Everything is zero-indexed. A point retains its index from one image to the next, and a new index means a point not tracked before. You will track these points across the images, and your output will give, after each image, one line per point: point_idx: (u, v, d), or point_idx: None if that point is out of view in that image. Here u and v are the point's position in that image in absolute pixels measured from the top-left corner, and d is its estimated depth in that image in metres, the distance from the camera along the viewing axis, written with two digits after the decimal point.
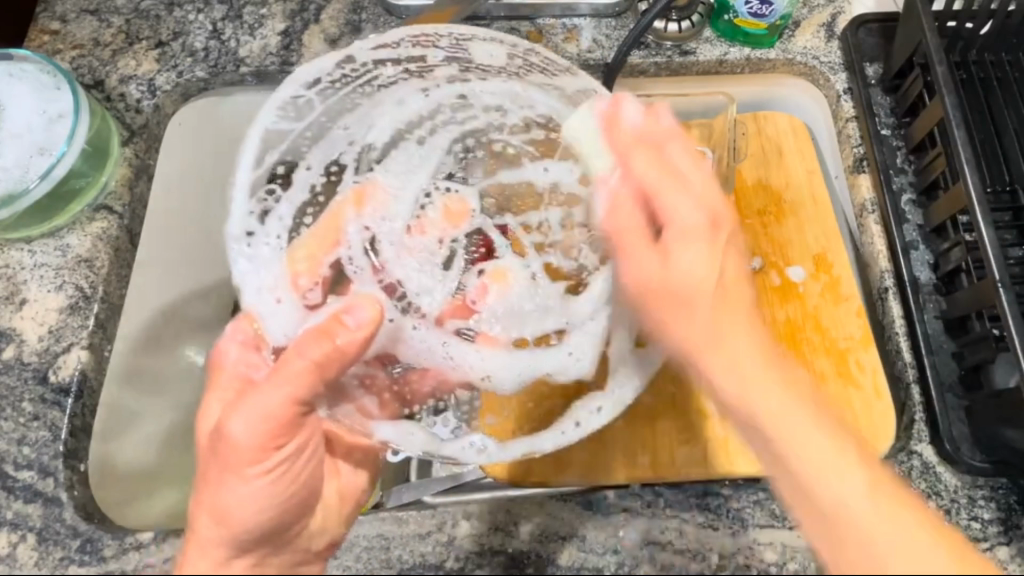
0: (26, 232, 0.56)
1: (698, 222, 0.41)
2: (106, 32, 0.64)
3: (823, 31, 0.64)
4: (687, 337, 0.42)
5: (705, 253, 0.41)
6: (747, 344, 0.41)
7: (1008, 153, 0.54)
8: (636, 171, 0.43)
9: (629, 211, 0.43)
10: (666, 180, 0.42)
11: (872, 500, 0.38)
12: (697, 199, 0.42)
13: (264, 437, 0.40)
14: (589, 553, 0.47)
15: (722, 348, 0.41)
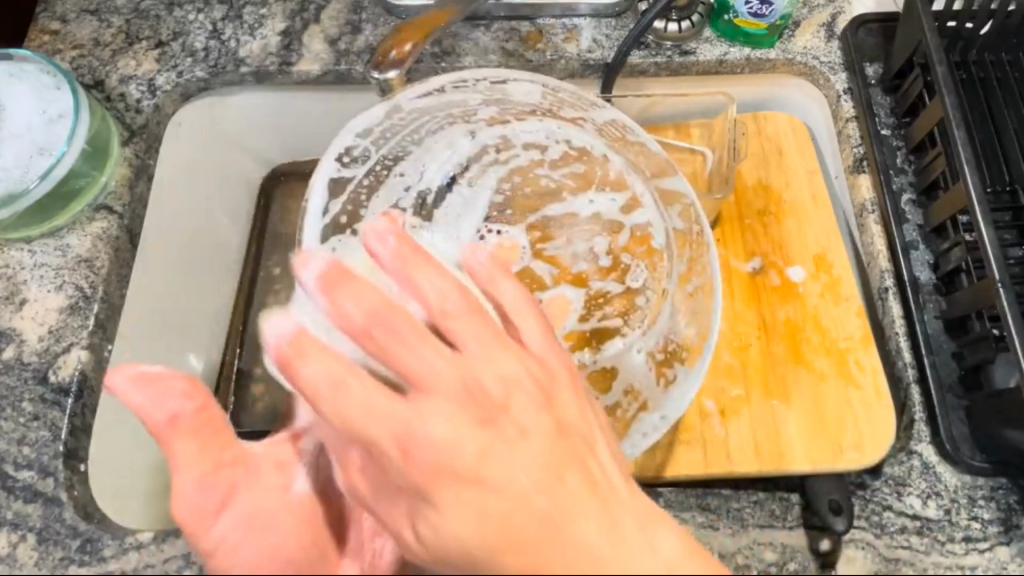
0: (26, 232, 0.56)
1: (450, 376, 0.36)
2: (106, 32, 0.64)
3: (823, 31, 0.64)
4: (530, 508, 0.35)
5: (481, 342, 0.37)
6: (528, 471, 0.36)
7: (1008, 153, 0.54)
8: (348, 411, 0.35)
9: (317, 366, 0.35)
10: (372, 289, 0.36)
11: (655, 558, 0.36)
12: (445, 396, 0.35)
13: (206, 480, 0.38)
14: None
15: (460, 488, 0.35)
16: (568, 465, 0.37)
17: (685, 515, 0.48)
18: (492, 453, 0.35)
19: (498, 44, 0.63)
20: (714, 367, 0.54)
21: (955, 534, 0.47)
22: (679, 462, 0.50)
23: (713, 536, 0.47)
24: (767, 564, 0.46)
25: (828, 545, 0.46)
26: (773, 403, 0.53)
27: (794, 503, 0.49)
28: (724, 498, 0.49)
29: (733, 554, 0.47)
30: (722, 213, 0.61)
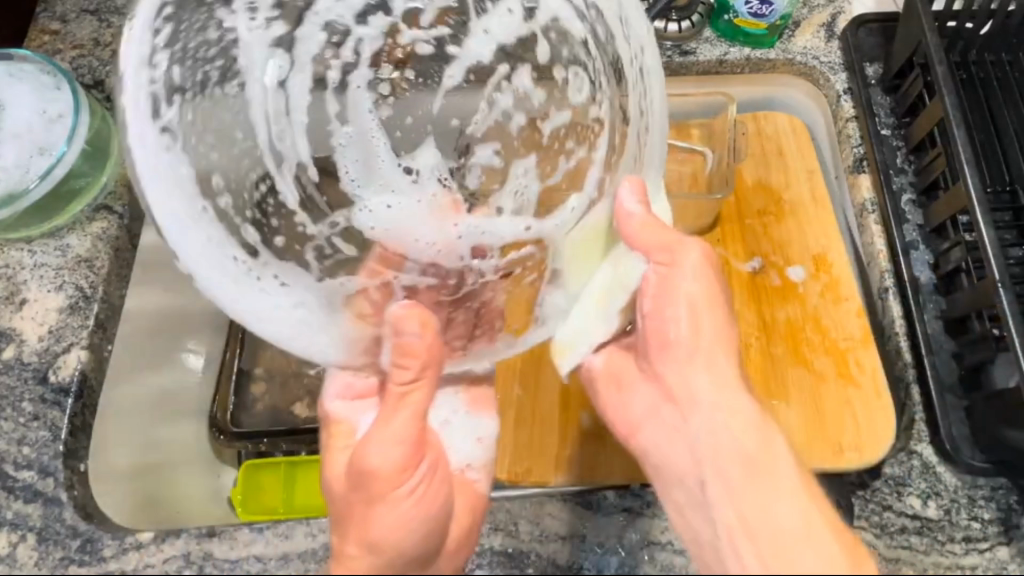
0: (26, 232, 0.56)
1: (710, 395, 0.45)
2: (106, 32, 0.64)
3: (823, 32, 0.64)
4: (752, 460, 0.42)
5: (707, 310, 0.46)
6: (735, 422, 0.44)
7: (1008, 153, 0.54)
8: (674, 350, 0.46)
9: (678, 313, 0.46)
10: (691, 305, 0.46)
11: (764, 444, 0.43)
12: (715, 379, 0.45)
13: (397, 477, 0.42)
14: (589, 553, 0.47)
15: (707, 405, 0.45)
16: (798, 487, 0.41)
17: None
18: (685, 326, 0.46)
19: None
20: None
21: (956, 534, 0.47)
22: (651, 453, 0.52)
23: None
24: None
25: None
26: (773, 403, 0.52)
27: None
28: None
29: None
30: (722, 213, 0.61)
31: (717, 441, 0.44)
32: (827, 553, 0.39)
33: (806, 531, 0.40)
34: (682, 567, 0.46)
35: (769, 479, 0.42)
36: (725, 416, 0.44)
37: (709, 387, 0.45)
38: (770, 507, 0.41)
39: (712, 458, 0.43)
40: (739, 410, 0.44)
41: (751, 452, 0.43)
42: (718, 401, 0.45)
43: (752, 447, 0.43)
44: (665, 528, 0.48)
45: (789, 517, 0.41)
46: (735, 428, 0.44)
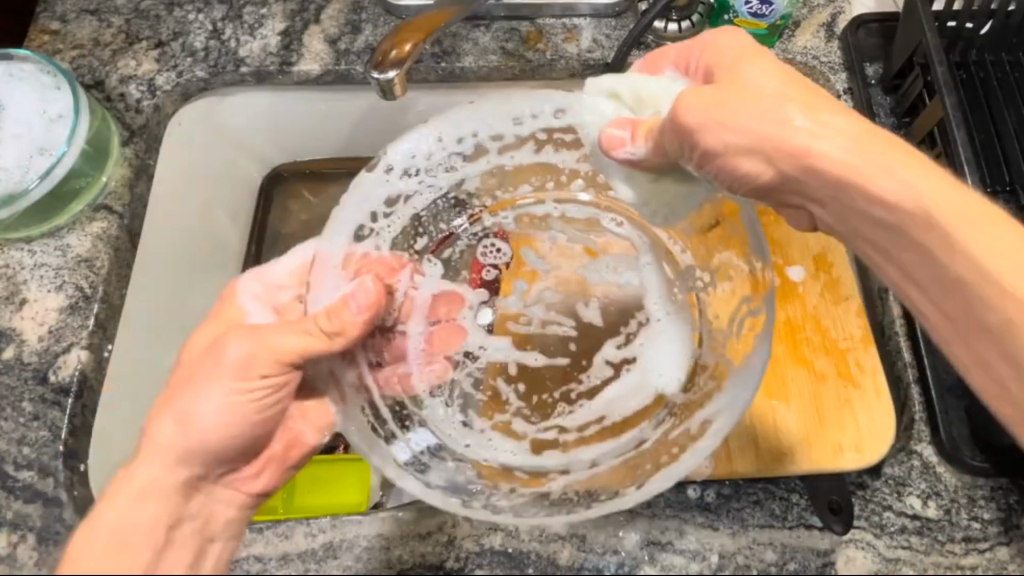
0: (26, 232, 0.56)
1: (870, 160, 0.39)
2: (106, 31, 0.64)
3: (823, 32, 0.64)
4: (946, 228, 0.39)
5: (884, 165, 0.39)
6: (945, 203, 0.39)
7: (1008, 153, 0.54)
8: (745, 125, 0.40)
9: (768, 121, 0.40)
10: (818, 135, 0.39)
11: (954, 189, 0.39)
12: (876, 158, 0.39)
13: (231, 406, 0.43)
14: (589, 553, 0.47)
15: (874, 191, 0.39)
16: (1007, 235, 0.39)
17: (685, 516, 0.48)
18: (817, 139, 0.39)
19: (498, 44, 0.63)
20: None
21: (955, 534, 0.47)
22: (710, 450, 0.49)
23: (714, 536, 0.48)
24: (766, 564, 0.47)
25: (827, 545, 0.47)
26: (772, 404, 0.51)
27: (794, 503, 0.48)
28: (724, 498, 0.49)
29: (734, 554, 0.47)
30: None
31: (874, 183, 0.39)
32: None
33: None
34: (682, 567, 0.47)
35: (949, 228, 0.39)
36: (902, 164, 0.39)
37: (895, 190, 0.39)
38: (1009, 283, 0.38)
39: (914, 218, 0.39)
40: (905, 168, 0.39)
41: (940, 217, 0.39)
42: (890, 173, 0.39)
43: (896, 160, 0.39)
44: (665, 528, 0.48)
45: None
46: (911, 182, 0.39)
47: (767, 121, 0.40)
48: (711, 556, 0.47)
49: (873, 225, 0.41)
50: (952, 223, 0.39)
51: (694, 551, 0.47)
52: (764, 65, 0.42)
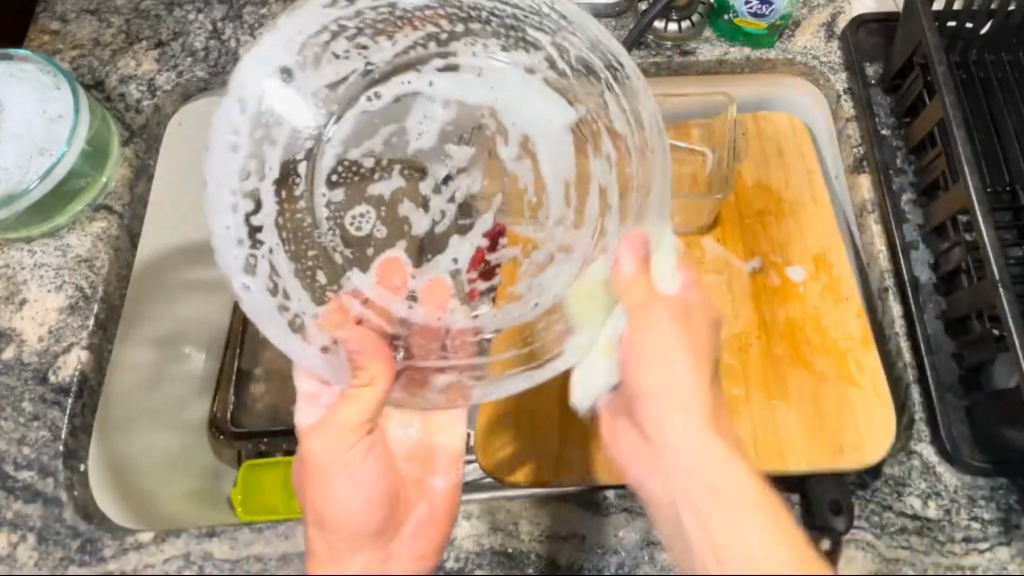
0: (26, 232, 0.56)
1: (694, 435, 0.44)
2: (106, 32, 0.64)
3: (823, 32, 0.64)
4: (710, 501, 0.43)
5: (683, 409, 0.45)
6: (696, 456, 0.44)
7: (1008, 153, 0.54)
8: (648, 345, 0.46)
9: (664, 323, 0.46)
10: (670, 370, 0.45)
11: (767, 513, 0.42)
12: (684, 374, 0.45)
13: (367, 483, 0.43)
14: (589, 553, 0.47)
15: (689, 419, 0.45)
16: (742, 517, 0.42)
17: None
18: (667, 372, 0.45)
19: None
20: None
21: (956, 534, 0.47)
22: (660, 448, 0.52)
23: None
24: None
25: (828, 545, 0.47)
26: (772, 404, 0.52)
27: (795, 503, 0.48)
28: None
29: None
30: (722, 213, 0.61)
31: (668, 438, 0.44)
32: (797, 567, 0.40)
33: (794, 570, 0.40)
34: None
35: (736, 569, 0.41)
36: (714, 467, 0.43)
37: (685, 446, 0.44)
38: (757, 566, 0.40)
39: (719, 502, 0.43)
40: (702, 436, 0.44)
41: (723, 549, 0.41)
42: (689, 450, 0.44)
43: (741, 479, 0.43)
44: None
45: (763, 563, 0.40)
46: (697, 442, 0.44)
47: (661, 316, 0.46)
48: None
49: (681, 410, 0.45)
50: (717, 494, 0.42)
51: None
52: (654, 348, 0.46)
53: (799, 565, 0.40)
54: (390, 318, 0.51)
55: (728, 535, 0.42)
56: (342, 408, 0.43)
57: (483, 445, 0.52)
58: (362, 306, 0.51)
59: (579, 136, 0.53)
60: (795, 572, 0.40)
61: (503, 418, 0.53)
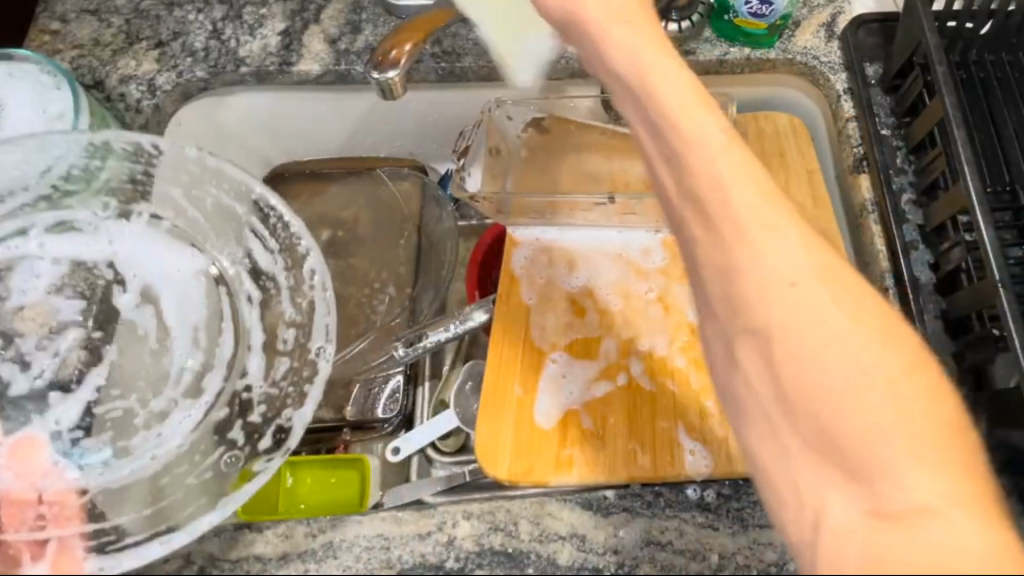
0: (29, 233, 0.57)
1: (756, 200, 0.33)
2: (106, 32, 0.64)
3: (823, 32, 0.64)
4: (783, 294, 0.31)
5: (775, 224, 0.33)
6: (792, 244, 0.32)
7: (1008, 153, 0.54)
8: (666, 99, 0.38)
9: (672, 88, 0.38)
10: (723, 155, 0.35)
11: (839, 301, 0.31)
12: (756, 190, 0.34)
13: None
14: (588, 553, 0.46)
15: (762, 210, 0.33)
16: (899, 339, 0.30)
17: (685, 516, 0.47)
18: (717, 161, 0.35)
19: None
20: None
21: None
22: (664, 447, 0.50)
23: (713, 536, 0.47)
24: (767, 564, 0.45)
25: None
26: None
27: None
28: (724, 498, 0.48)
29: (734, 553, 0.46)
30: None
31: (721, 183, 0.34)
32: (895, 412, 0.28)
33: (892, 416, 0.28)
34: (681, 566, 0.45)
35: (800, 355, 0.30)
36: (762, 229, 0.33)
37: (739, 202, 0.34)
38: (809, 372, 0.30)
39: (754, 302, 0.32)
40: (796, 238, 0.32)
41: (792, 327, 0.30)
42: (783, 254, 0.32)
43: (808, 261, 0.32)
44: (665, 528, 0.47)
45: (880, 375, 0.28)
46: (796, 249, 0.32)
47: (686, 90, 0.38)
48: (711, 556, 0.46)
49: (708, 203, 0.35)
50: (762, 287, 0.32)
51: (693, 551, 0.46)
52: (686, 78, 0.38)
53: (899, 395, 0.28)
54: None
55: (796, 372, 0.30)
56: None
57: (480, 446, 0.51)
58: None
59: (213, 285, 0.59)
60: (944, 471, 0.27)
61: (503, 431, 0.52)
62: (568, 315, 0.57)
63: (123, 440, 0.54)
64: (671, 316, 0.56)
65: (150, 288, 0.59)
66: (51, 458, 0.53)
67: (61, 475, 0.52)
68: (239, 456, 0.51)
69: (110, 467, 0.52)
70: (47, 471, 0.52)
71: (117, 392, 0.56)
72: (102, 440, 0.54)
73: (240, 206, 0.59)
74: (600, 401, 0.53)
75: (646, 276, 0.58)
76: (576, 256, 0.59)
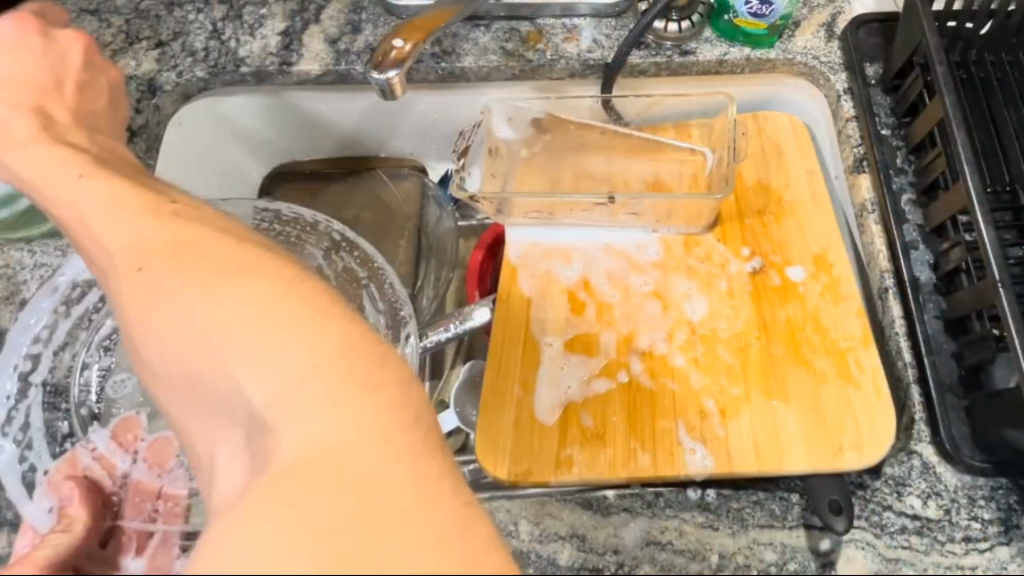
0: (26, 232, 0.57)
1: (209, 304, 0.29)
2: (106, 32, 0.64)
3: (823, 32, 0.64)
4: (281, 449, 0.26)
5: (239, 338, 0.28)
6: (246, 362, 0.28)
7: (1008, 153, 0.54)
8: (147, 315, 0.30)
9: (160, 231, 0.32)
10: (173, 277, 0.30)
11: (326, 403, 0.27)
12: (237, 301, 0.29)
13: None
14: (589, 553, 0.47)
15: (180, 302, 0.29)
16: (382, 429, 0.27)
17: (685, 515, 0.48)
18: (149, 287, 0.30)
19: (498, 44, 0.63)
20: (713, 366, 0.53)
21: (955, 534, 0.47)
22: (664, 445, 0.50)
23: (713, 536, 0.47)
24: (766, 564, 0.46)
25: (827, 545, 0.47)
26: (773, 403, 0.51)
27: (794, 503, 0.48)
28: (724, 498, 0.49)
29: (734, 554, 0.46)
30: (722, 213, 0.61)
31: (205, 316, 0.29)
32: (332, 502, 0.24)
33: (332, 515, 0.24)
34: (682, 567, 0.46)
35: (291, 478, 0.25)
36: (229, 342, 0.28)
37: (200, 324, 0.29)
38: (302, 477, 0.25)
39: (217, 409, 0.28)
40: (262, 333, 0.28)
41: (299, 459, 0.26)
42: (246, 340, 0.28)
43: (271, 337, 0.28)
44: (666, 528, 0.48)
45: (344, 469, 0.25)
46: (268, 344, 0.28)
47: (173, 225, 0.32)
48: (711, 556, 0.46)
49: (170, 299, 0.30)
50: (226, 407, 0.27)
51: (693, 551, 0.47)
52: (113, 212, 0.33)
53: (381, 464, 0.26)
54: (113, 472, 0.47)
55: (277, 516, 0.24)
56: (33, 550, 0.36)
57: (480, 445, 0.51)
58: (92, 459, 0.48)
59: None
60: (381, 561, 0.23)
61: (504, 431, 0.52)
62: (566, 310, 0.57)
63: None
64: (669, 312, 0.56)
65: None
66: (179, 462, 0.48)
67: (174, 479, 0.47)
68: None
69: None
70: (170, 470, 0.48)
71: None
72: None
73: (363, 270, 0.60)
74: (600, 399, 0.52)
75: (642, 269, 0.59)
76: (574, 253, 0.60)
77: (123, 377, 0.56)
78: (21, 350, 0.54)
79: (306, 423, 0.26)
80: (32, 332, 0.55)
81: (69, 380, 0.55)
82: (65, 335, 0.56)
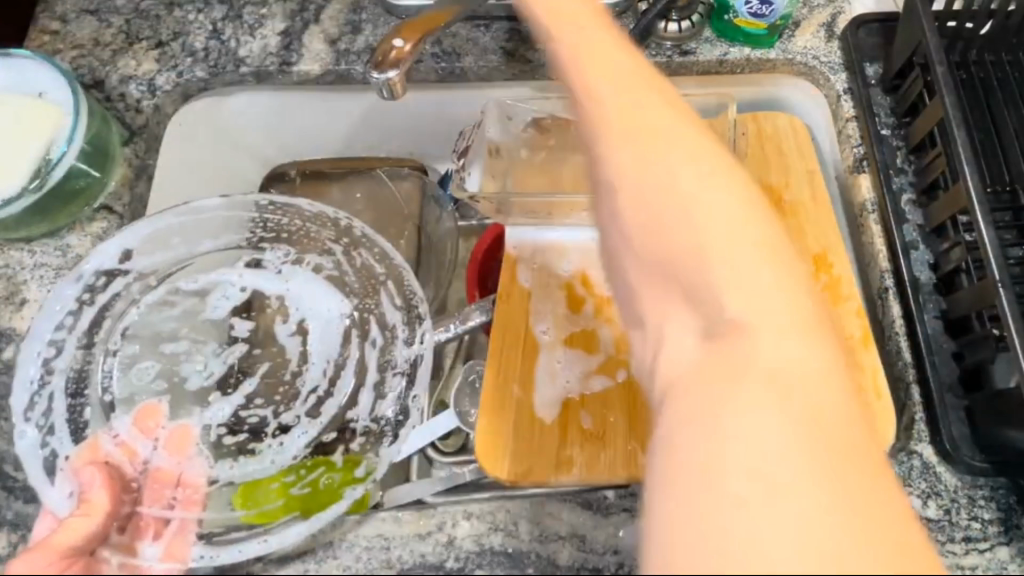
0: (26, 232, 0.57)
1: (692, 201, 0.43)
2: (106, 32, 0.64)
3: (823, 32, 0.64)
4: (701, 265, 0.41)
5: (745, 233, 0.41)
6: (749, 261, 0.40)
7: (1008, 153, 0.54)
8: (645, 200, 0.44)
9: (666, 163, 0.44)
10: (684, 193, 0.43)
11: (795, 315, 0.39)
12: (711, 196, 0.43)
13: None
14: (588, 553, 0.47)
15: (674, 197, 0.43)
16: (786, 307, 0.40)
17: None
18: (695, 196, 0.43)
19: (498, 44, 0.63)
20: None
21: (955, 534, 0.47)
22: None
23: None
24: None
25: None
26: None
27: None
28: None
29: None
30: None
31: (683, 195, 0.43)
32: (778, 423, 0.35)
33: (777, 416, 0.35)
34: None
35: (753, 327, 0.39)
36: (719, 230, 0.42)
37: (668, 197, 0.44)
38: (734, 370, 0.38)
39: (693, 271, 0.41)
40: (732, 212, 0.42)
41: (741, 337, 0.38)
42: (737, 228, 0.41)
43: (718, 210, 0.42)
44: None
45: (766, 360, 0.38)
46: (738, 222, 0.42)
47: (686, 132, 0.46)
48: None
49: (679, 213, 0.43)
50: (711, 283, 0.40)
51: None
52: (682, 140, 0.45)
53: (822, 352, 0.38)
54: (135, 459, 0.50)
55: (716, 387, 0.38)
56: (55, 533, 0.41)
57: (480, 447, 0.51)
58: (114, 444, 0.51)
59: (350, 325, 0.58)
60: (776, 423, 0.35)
61: (503, 431, 0.51)
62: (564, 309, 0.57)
63: (253, 443, 0.54)
64: None
65: (305, 322, 0.60)
66: (198, 452, 0.53)
67: (195, 465, 0.52)
68: (335, 479, 0.51)
69: (239, 463, 0.53)
70: (191, 457, 0.52)
71: (259, 402, 0.56)
72: (236, 441, 0.54)
73: (380, 267, 0.60)
74: (600, 395, 0.53)
75: None
76: (574, 253, 0.60)
77: (146, 364, 0.57)
78: (44, 337, 0.54)
79: (796, 353, 0.38)
80: (56, 319, 0.55)
81: (92, 365, 0.55)
82: (87, 324, 0.56)
